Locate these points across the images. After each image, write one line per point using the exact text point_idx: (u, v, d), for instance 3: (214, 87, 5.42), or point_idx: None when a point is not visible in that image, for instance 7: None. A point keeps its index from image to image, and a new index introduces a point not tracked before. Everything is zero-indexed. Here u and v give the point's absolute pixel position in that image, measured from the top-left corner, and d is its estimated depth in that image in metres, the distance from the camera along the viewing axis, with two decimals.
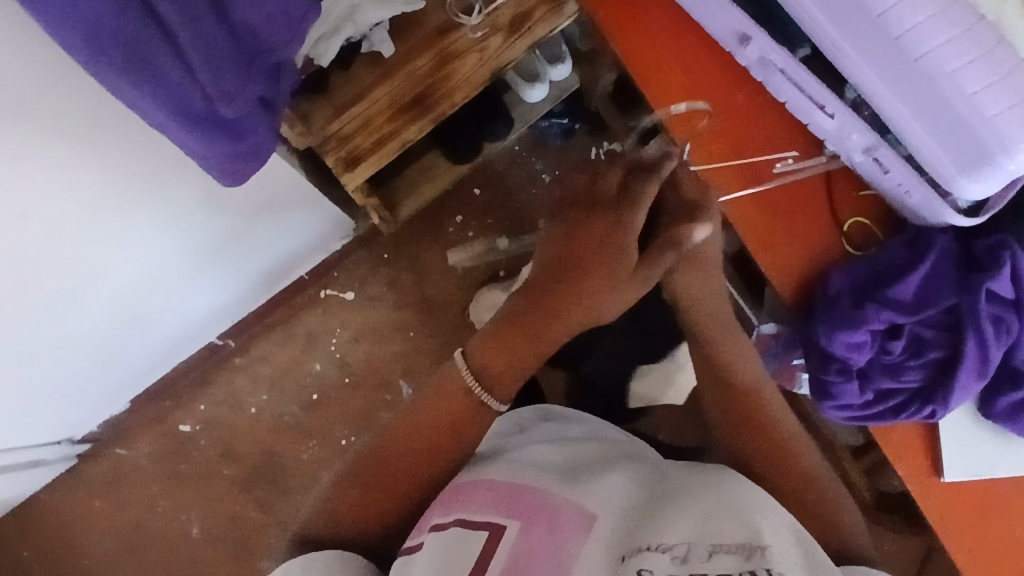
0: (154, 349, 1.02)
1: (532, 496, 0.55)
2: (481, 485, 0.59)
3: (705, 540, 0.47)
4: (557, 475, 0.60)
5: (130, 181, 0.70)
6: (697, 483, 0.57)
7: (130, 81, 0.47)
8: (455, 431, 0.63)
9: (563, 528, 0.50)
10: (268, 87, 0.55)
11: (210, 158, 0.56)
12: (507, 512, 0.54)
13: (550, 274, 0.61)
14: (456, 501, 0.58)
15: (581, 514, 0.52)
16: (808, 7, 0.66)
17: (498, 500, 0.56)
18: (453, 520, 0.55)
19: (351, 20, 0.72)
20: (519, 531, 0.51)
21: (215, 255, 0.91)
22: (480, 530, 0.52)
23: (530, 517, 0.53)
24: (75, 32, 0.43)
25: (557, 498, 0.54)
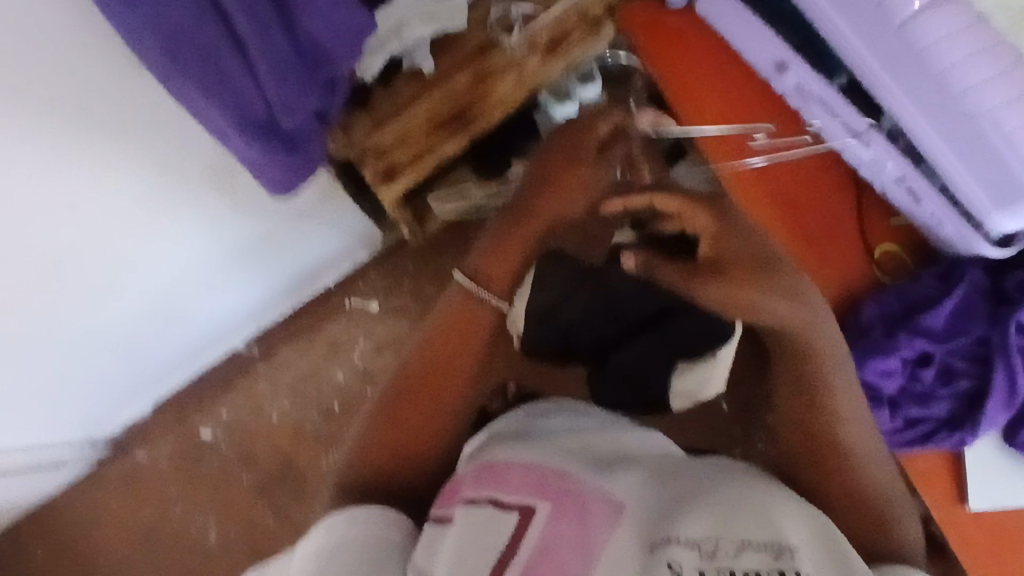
0: (179, 352, 1.02)
1: (562, 477, 0.50)
2: (508, 463, 0.53)
3: (736, 534, 0.44)
4: (589, 459, 0.53)
5: (175, 186, 0.71)
6: (730, 471, 0.53)
7: (198, 89, 0.49)
8: (461, 347, 0.61)
9: (591, 516, 0.45)
10: (324, 100, 0.56)
11: (265, 168, 0.57)
12: (536, 491, 0.49)
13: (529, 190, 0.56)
14: (490, 478, 0.52)
15: (613, 502, 0.47)
16: (850, 37, 0.67)
17: (528, 479, 0.50)
18: (487, 497, 0.50)
19: (396, 35, 0.73)
20: (549, 514, 0.46)
21: (247, 262, 0.91)
22: (508, 513, 0.47)
23: (562, 501, 0.47)
24: (156, 36, 0.45)
25: (589, 482, 0.49)
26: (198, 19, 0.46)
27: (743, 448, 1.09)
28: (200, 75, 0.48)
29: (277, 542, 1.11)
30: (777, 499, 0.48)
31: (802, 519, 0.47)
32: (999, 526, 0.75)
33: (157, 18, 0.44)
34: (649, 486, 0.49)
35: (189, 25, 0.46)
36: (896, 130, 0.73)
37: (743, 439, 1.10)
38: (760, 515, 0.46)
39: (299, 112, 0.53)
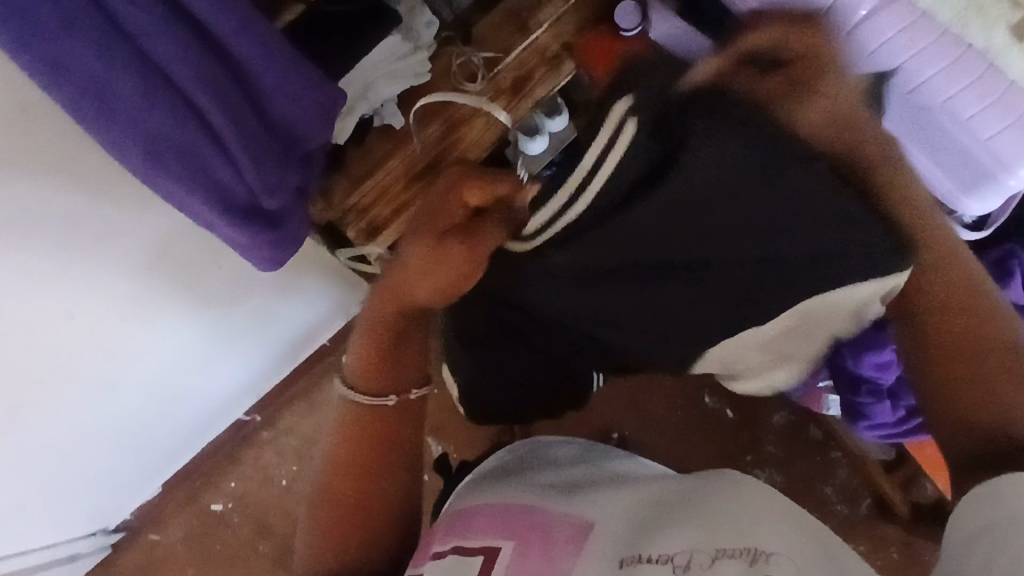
0: (181, 433, 1.00)
1: (529, 514, 0.51)
2: (478, 508, 0.54)
3: (707, 543, 0.42)
4: (560, 491, 0.55)
5: (167, 278, 0.69)
6: (714, 487, 0.51)
7: (185, 186, 0.50)
8: (372, 440, 0.61)
9: (557, 547, 0.46)
10: (302, 175, 0.58)
11: (253, 250, 0.59)
12: (504, 532, 0.50)
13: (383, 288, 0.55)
14: (456, 525, 0.53)
15: (580, 526, 0.48)
16: None
17: (495, 523, 0.51)
18: (451, 545, 0.50)
19: (364, 98, 0.74)
20: (514, 551, 0.47)
21: (240, 335, 0.90)
22: (475, 557, 0.48)
23: (525, 535, 0.48)
24: (138, 147, 0.46)
25: (556, 516, 0.50)
26: (177, 121, 0.47)
27: (753, 452, 1.10)
28: (184, 174, 0.49)
29: None
30: (749, 508, 0.45)
31: (782, 518, 0.44)
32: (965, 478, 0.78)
33: (138, 129, 0.46)
34: (622, 513, 0.49)
35: (168, 130, 0.47)
36: None
37: (751, 444, 1.10)
38: (737, 518, 0.44)
39: (280, 192, 0.55)
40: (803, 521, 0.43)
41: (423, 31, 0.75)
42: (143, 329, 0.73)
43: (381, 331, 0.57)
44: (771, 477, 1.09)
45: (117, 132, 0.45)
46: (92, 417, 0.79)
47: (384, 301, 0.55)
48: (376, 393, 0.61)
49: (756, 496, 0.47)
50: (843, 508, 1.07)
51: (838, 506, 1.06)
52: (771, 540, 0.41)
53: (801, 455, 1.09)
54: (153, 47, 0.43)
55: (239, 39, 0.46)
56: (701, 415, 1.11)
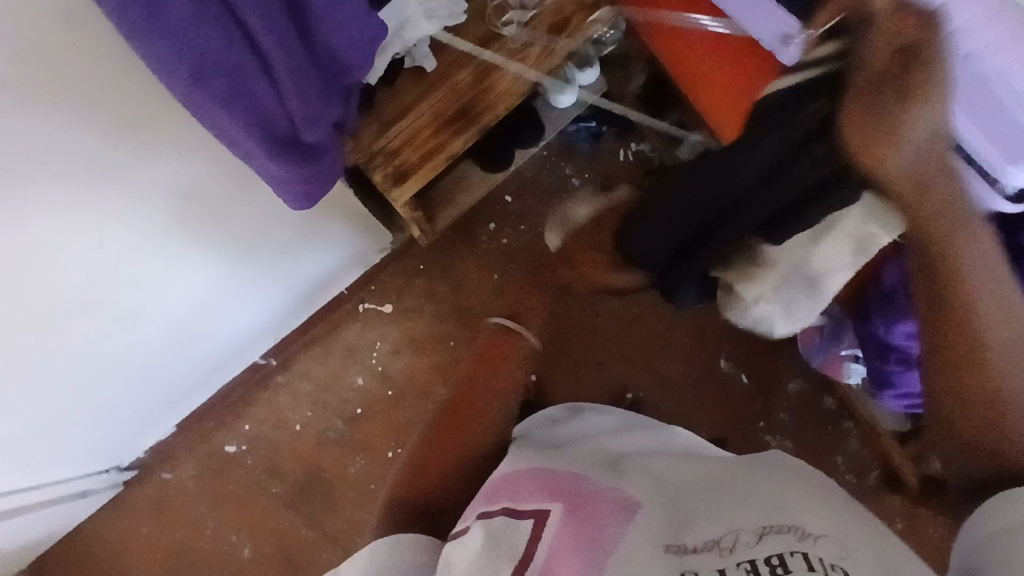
0: (197, 371, 1.00)
1: (573, 483, 0.51)
2: (522, 475, 0.54)
3: (754, 524, 0.42)
4: (606, 464, 0.55)
5: (198, 212, 0.68)
6: (767, 471, 0.51)
7: (227, 111, 0.48)
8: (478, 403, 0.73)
9: (603, 517, 0.46)
10: (341, 109, 0.56)
11: (290, 184, 0.57)
12: (552, 497, 0.50)
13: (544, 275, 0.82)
14: (502, 487, 0.54)
15: (625, 500, 0.48)
16: None
17: (540, 486, 0.52)
18: (500, 506, 0.51)
19: (399, 36, 0.71)
20: (562, 518, 0.47)
21: (264, 276, 0.89)
22: (527, 519, 0.48)
23: (570, 501, 0.49)
24: (183, 66, 0.44)
25: (603, 489, 0.50)
26: (227, 42, 0.45)
27: (766, 418, 1.10)
28: (229, 97, 0.47)
29: (312, 551, 1.11)
30: (796, 497, 0.46)
31: (827, 509, 0.44)
32: None
33: (186, 46, 0.43)
34: (662, 488, 0.50)
35: (215, 50, 0.45)
36: None
37: (764, 410, 1.10)
38: (786, 500, 0.45)
39: (320, 124, 0.54)
40: (846, 516, 0.44)
41: None
42: (169, 264, 0.72)
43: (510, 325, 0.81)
44: (781, 443, 1.09)
45: (163, 50, 0.43)
46: (113, 350, 0.79)
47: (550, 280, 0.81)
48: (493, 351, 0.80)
49: (819, 490, 0.48)
50: (851, 479, 1.08)
51: (847, 476, 1.07)
52: (822, 526, 0.42)
53: (813, 423, 1.10)
54: None
55: None
56: (715, 380, 1.11)
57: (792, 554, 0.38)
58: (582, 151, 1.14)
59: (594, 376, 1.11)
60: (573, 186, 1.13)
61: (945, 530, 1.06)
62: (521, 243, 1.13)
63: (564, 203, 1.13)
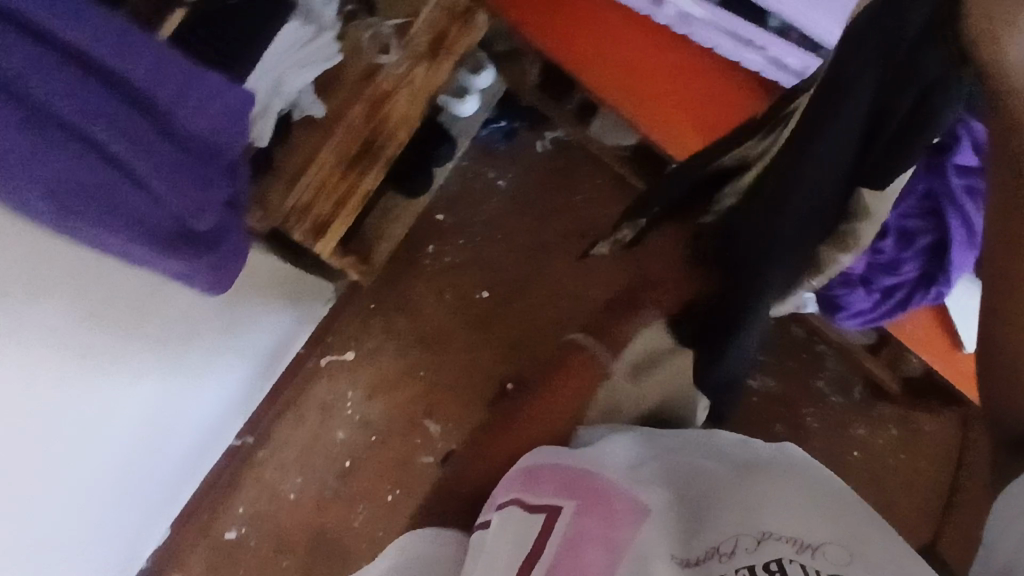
0: (174, 470, 0.97)
1: (593, 478, 0.50)
2: (543, 464, 0.51)
3: (755, 530, 0.43)
4: (620, 448, 0.56)
5: (119, 318, 0.66)
6: (775, 466, 0.52)
7: (106, 228, 0.47)
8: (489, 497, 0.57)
9: (618, 519, 0.47)
10: (229, 188, 0.55)
11: (197, 277, 0.56)
12: (567, 494, 0.49)
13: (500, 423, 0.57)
14: (521, 481, 0.50)
15: (639, 506, 0.48)
16: None
17: (557, 481, 0.50)
18: (514, 499, 0.49)
19: (277, 93, 0.68)
20: (578, 515, 0.47)
21: (210, 359, 0.87)
22: (540, 515, 0.48)
23: (588, 500, 0.48)
24: (43, 196, 0.42)
25: (618, 487, 0.50)
26: (77, 160, 0.43)
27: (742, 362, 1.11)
28: (104, 216, 0.46)
29: None
30: (795, 495, 0.47)
31: (820, 506, 0.46)
32: (946, 337, 0.79)
33: (40, 177, 0.42)
34: (669, 492, 0.50)
35: (70, 170, 0.43)
36: (785, 27, 0.74)
37: None
38: (789, 505, 0.45)
39: (209, 211, 0.52)
40: (846, 512, 0.45)
41: (324, 10, 0.72)
42: (104, 381, 0.70)
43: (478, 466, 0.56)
44: (763, 383, 1.11)
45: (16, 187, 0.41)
46: (79, 483, 0.76)
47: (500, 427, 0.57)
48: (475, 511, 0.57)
49: (829, 494, 0.48)
50: (838, 399, 1.10)
51: (832, 397, 1.09)
52: (822, 531, 0.43)
53: (787, 356, 1.11)
54: (34, 85, 0.40)
55: (125, 60, 0.43)
56: None
57: (787, 563, 0.40)
58: (499, 152, 1.14)
59: None
60: (500, 188, 1.13)
61: (933, 423, 1.09)
62: (464, 258, 1.12)
63: (495, 207, 1.13)
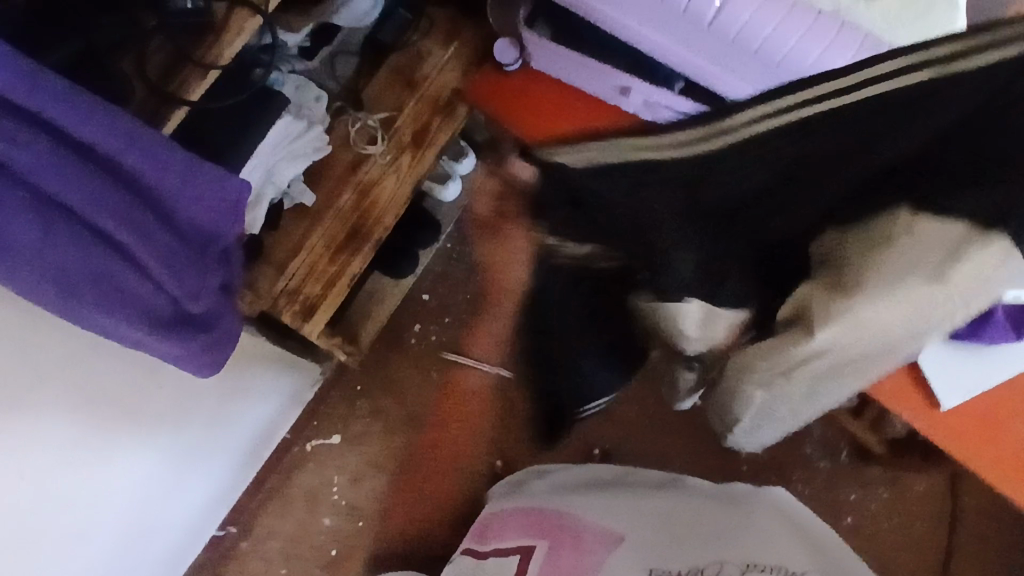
0: (154, 567, 0.94)
1: (564, 518, 0.67)
2: (524, 518, 0.71)
3: (737, 559, 0.52)
4: (611, 504, 0.68)
5: (109, 406, 0.67)
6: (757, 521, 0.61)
7: (103, 312, 0.48)
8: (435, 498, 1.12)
9: (586, 543, 0.60)
10: (225, 273, 0.56)
11: (188, 359, 0.57)
12: (538, 534, 0.66)
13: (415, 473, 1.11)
14: (505, 533, 0.71)
15: (610, 535, 0.60)
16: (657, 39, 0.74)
17: (530, 526, 0.69)
18: (493, 548, 0.69)
19: (271, 182, 0.73)
20: (549, 550, 0.62)
21: (196, 448, 0.86)
22: (514, 554, 0.65)
23: (555, 534, 0.64)
24: (45, 280, 0.45)
25: (590, 526, 0.63)
26: (80, 245, 0.45)
27: None
28: (100, 298, 0.47)
29: None
30: (770, 536, 0.57)
31: (797, 549, 0.54)
32: (917, 390, 0.81)
33: (40, 260, 0.44)
34: (648, 528, 0.61)
35: (71, 255, 0.45)
36: None
37: None
38: (761, 543, 0.55)
39: (204, 294, 0.54)
40: (820, 556, 0.54)
41: (315, 105, 0.77)
42: (91, 476, 0.69)
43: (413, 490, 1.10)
44: (751, 452, 1.11)
45: (17, 270, 0.43)
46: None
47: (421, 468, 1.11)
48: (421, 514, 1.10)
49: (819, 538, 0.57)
50: (826, 463, 1.11)
51: (820, 463, 1.10)
52: (802, 565, 0.51)
53: None
54: (40, 175, 0.42)
55: (128, 153, 0.45)
56: (674, 409, 1.13)
57: None
58: None
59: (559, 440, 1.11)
60: None
61: (922, 486, 1.09)
62: (450, 337, 1.14)
63: None
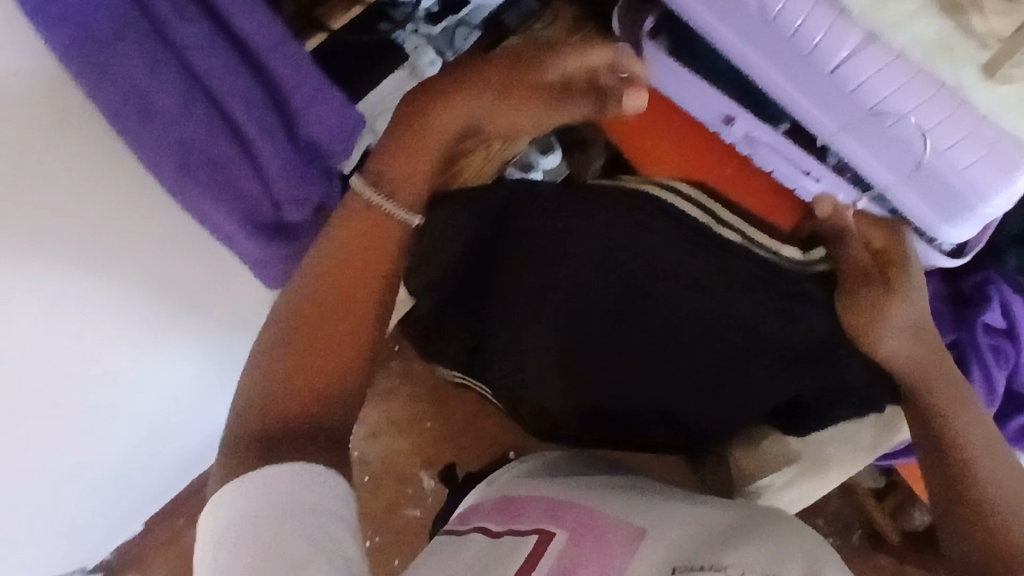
0: (170, 467, 0.98)
1: (582, 511, 0.61)
2: (533, 504, 0.65)
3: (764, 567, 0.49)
4: (619, 493, 0.66)
5: (178, 300, 0.71)
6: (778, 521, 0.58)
7: (211, 197, 0.52)
8: (355, 275, 0.59)
9: (614, 545, 0.55)
10: (325, 193, 0.59)
11: (270, 263, 0.61)
12: (553, 520, 0.60)
13: (308, 325, 0.58)
14: (511, 514, 0.64)
15: (633, 530, 0.57)
16: (764, 70, 0.76)
17: (543, 512, 0.62)
18: (507, 530, 0.61)
19: (371, 130, 0.74)
20: (567, 540, 0.56)
21: (235, 363, 0.90)
22: (529, 535, 0.58)
23: (578, 529, 0.58)
24: (171, 155, 0.49)
25: (611, 519, 0.59)
26: (208, 133, 0.49)
27: None
28: (210, 182, 0.51)
29: None
30: (793, 537, 0.55)
31: (823, 555, 0.52)
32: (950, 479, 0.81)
33: (173, 137, 0.48)
34: (677, 522, 0.58)
35: (199, 140, 0.49)
36: (841, 164, 0.80)
37: None
38: (789, 548, 0.53)
39: (303, 206, 0.57)
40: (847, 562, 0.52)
41: (428, 68, 0.76)
42: (131, 366, 0.73)
43: (304, 334, 0.58)
44: None
45: (150, 139, 0.48)
46: (76, 461, 0.78)
47: (323, 318, 0.58)
48: (302, 391, 0.57)
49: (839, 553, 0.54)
50: (835, 540, 1.09)
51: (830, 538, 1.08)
52: None
53: None
54: (195, 57, 0.45)
55: (271, 58, 0.47)
56: None
57: None
58: None
59: None
60: None
61: None
62: None
63: None
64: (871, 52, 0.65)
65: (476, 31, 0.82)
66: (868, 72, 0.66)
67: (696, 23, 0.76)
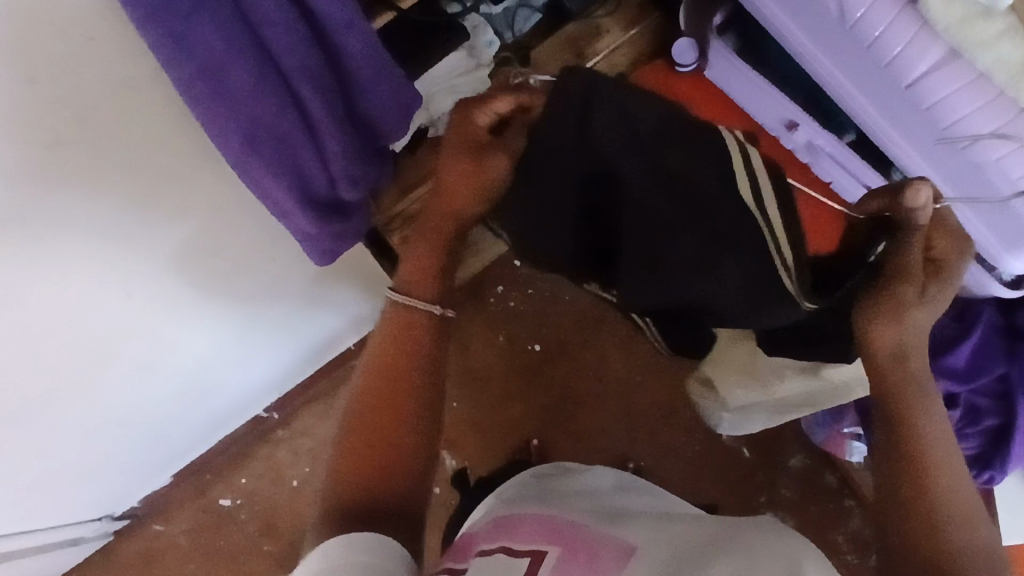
0: (199, 424, 0.99)
1: (574, 528, 0.53)
2: (515, 520, 0.56)
3: None
4: (611, 517, 0.57)
5: (226, 265, 0.71)
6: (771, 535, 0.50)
7: (272, 173, 0.52)
8: (405, 376, 0.62)
9: (602, 557, 0.47)
10: (375, 169, 0.60)
11: (320, 241, 0.61)
12: (548, 540, 0.51)
13: (364, 427, 0.60)
14: (501, 531, 0.54)
15: (626, 547, 0.49)
16: (839, 77, 0.74)
17: (541, 531, 0.53)
18: (498, 546, 0.51)
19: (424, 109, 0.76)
20: (562, 556, 0.48)
21: (270, 330, 0.89)
22: (522, 557, 0.48)
23: (572, 544, 0.50)
24: (237, 132, 0.48)
25: (603, 536, 0.51)
26: (277, 109, 0.48)
27: (767, 493, 1.10)
28: (274, 159, 0.51)
29: None
30: (785, 547, 0.47)
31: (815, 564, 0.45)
32: None
33: (241, 112, 0.47)
34: (666, 540, 0.51)
35: (268, 117, 0.48)
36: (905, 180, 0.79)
37: (766, 484, 1.10)
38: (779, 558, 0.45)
39: (356, 183, 0.58)
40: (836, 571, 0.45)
41: (485, 50, 0.74)
42: (169, 325, 0.74)
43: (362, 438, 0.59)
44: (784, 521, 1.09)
45: (220, 114, 0.47)
46: (105, 412, 0.80)
47: (370, 419, 0.60)
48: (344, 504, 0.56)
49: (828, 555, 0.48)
50: (853, 558, 1.08)
51: (849, 556, 1.07)
52: None
53: (816, 501, 1.09)
54: (265, 29, 0.45)
55: (344, 35, 0.48)
56: (719, 451, 1.11)
57: None
58: None
59: (597, 445, 1.12)
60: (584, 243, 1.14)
61: None
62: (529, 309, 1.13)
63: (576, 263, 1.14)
64: (950, 73, 0.60)
65: (537, 13, 0.80)
66: (945, 92, 0.62)
67: (771, 22, 0.75)
